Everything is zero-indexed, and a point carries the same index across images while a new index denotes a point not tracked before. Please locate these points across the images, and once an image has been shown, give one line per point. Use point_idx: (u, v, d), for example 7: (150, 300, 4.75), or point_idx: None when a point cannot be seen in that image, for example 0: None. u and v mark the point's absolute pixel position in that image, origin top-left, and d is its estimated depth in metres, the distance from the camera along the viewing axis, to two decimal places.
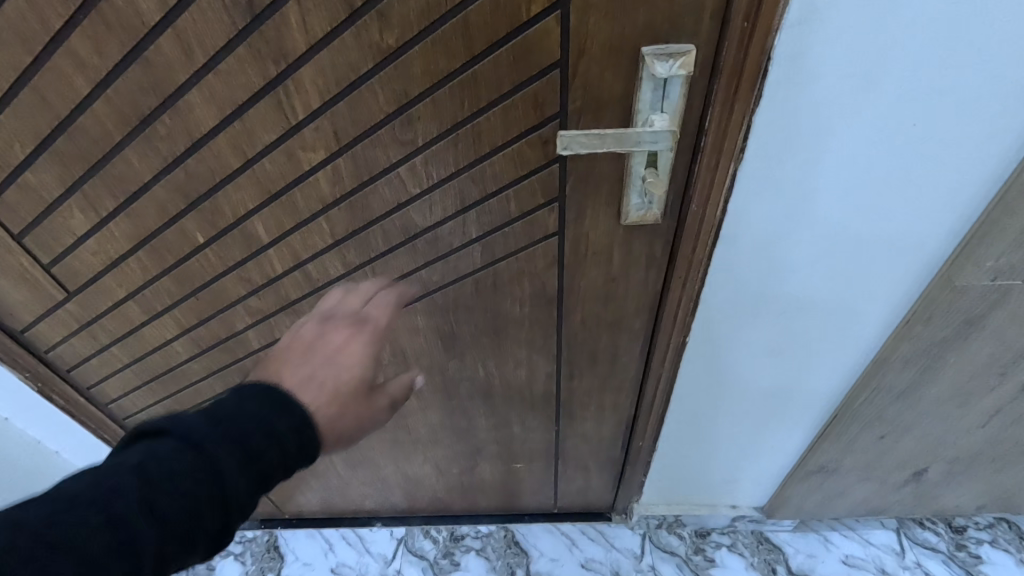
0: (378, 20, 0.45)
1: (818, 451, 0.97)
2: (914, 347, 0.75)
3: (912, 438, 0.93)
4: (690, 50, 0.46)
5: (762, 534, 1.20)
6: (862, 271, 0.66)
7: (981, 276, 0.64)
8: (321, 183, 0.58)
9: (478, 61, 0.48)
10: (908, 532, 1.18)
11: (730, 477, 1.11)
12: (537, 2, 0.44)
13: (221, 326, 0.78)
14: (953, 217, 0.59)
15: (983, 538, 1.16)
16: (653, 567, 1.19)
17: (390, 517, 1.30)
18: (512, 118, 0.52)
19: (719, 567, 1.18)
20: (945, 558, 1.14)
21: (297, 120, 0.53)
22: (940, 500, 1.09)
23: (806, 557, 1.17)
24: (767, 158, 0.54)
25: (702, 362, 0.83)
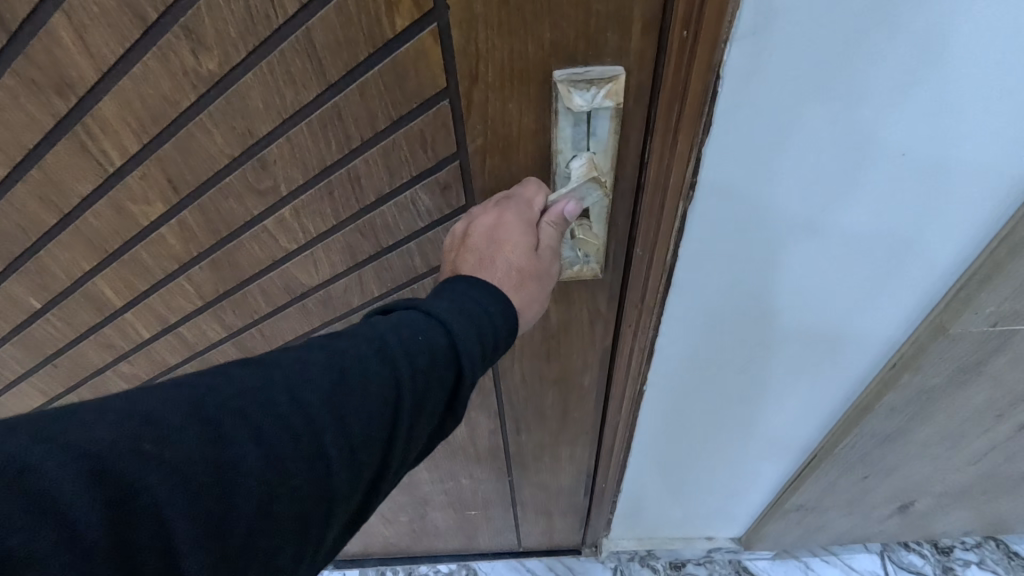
0: (189, 39, 0.35)
1: (798, 492, 0.88)
2: (903, 394, 0.65)
3: (899, 476, 0.84)
4: (620, 76, 0.36)
5: (740, 564, 1.13)
6: (844, 316, 0.56)
7: (980, 323, 0.54)
8: (169, 240, 0.50)
9: (339, 91, 0.37)
10: (892, 555, 1.12)
11: (704, 512, 1.02)
12: (403, 13, 0.33)
13: (94, 393, 0.70)
14: (953, 257, 0.48)
15: (970, 560, 1.11)
16: None
17: (343, 560, 1.20)
18: (396, 159, 0.41)
19: None
20: None
21: (114, 166, 0.44)
22: (927, 528, 1.02)
23: None
24: (724, 198, 0.42)
25: (664, 408, 0.73)
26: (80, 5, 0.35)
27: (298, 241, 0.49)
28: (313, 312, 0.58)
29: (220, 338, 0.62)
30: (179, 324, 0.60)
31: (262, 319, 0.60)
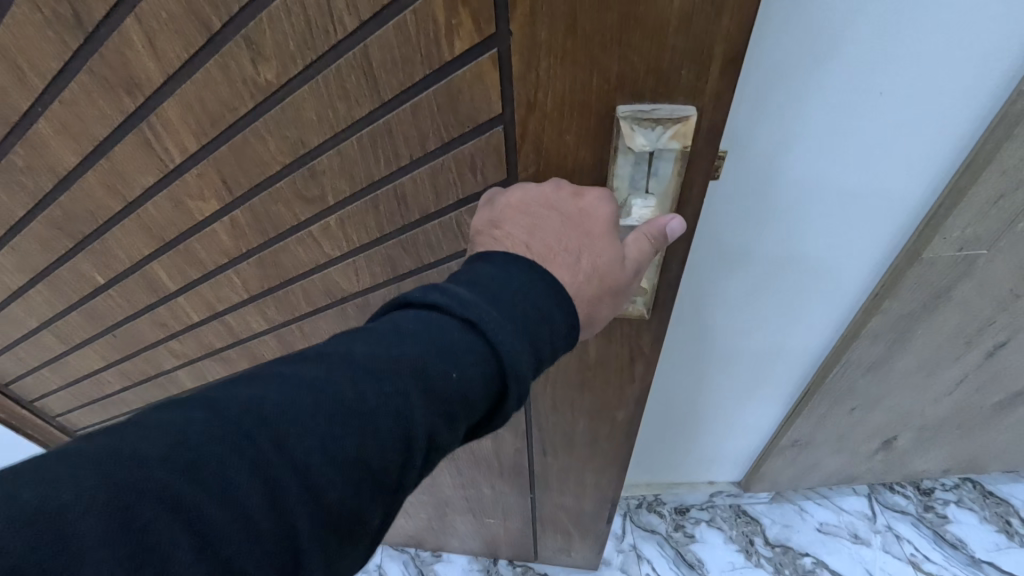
0: (249, 49, 0.39)
1: (792, 427, 0.95)
2: (883, 323, 0.72)
3: (883, 410, 0.92)
4: (690, 117, 0.37)
5: (740, 507, 1.23)
6: (828, 250, 0.63)
7: (948, 248, 0.61)
8: (221, 236, 0.55)
9: (392, 108, 0.40)
10: (878, 496, 1.22)
11: (705, 456, 1.11)
12: (462, 36, 0.35)
13: (148, 364, 0.80)
14: (922, 187, 0.55)
15: (949, 499, 1.20)
16: (634, 546, 1.22)
17: None
18: (443, 179, 0.45)
19: (698, 543, 1.20)
20: (914, 520, 1.19)
21: (175, 163, 0.49)
22: (909, 467, 1.11)
23: (781, 527, 1.20)
24: (733, 132, 0.50)
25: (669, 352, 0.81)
26: (151, 13, 0.38)
27: (348, 247, 0.53)
28: (352, 316, 0.62)
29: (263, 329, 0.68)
30: (230, 311, 0.66)
31: (305, 315, 0.64)
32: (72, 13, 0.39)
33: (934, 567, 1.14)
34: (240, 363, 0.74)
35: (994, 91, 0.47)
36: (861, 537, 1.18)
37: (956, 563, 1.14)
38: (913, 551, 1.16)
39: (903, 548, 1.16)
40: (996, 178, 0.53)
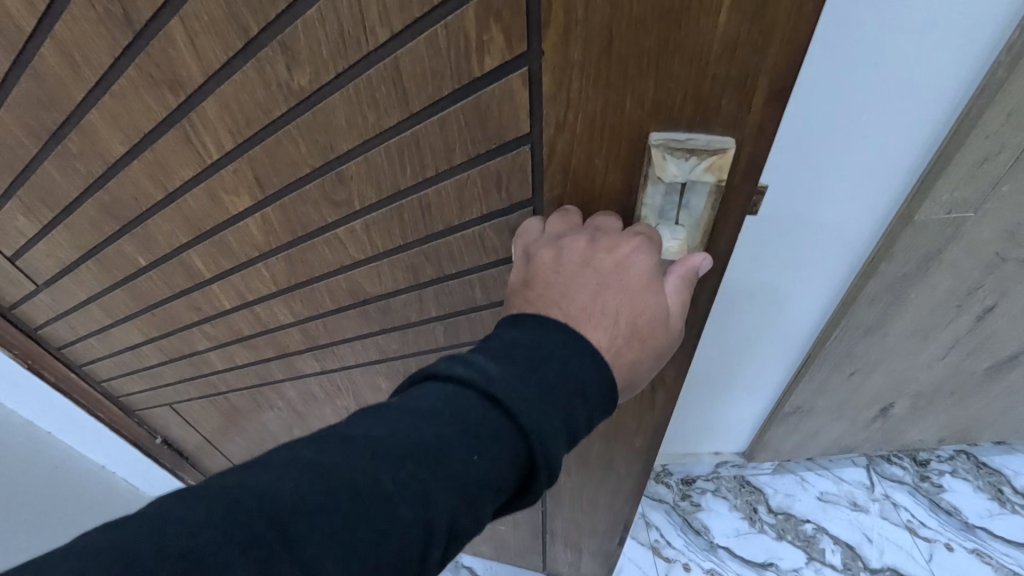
0: (284, 54, 0.40)
1: (794, 393, 0.99)
2: (877, 285, 0.75)
3: (879, 376, 0.96)
4: (728, 149, 0.36)
5: (743, 478, 1.28)
6: (825, 216, 0.66)
7: (938, 210, 0.64)
8: (253, 230, 0.57)
9: (420, 120, 0.40)
10: (876, 468, 1.27)
11: (706, 425, 1.16)
12: (492, 54, 0.35)
13: (183, 344, 0.82)
14: (913, 153, 0.58)
15: (945, 469, 1.26)
16: (643, 514, 1.27)
17: None
18: (468, 194, 0.45)
19: (704, 511, 1.26)
20: (910, 489, 1.24)
21: (213, 159, 0.51)
22: (905, 436, 1.16)
23: (784, 496, 1.26)
24: None
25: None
26: (195, 16, 0.39)
27: (376, 251, 0.54)
28: (372, 317, 0.65)
29: (289, 322, 0.71)
30: (259, 301, 0.68)
31: (331, 312, 0.66)
32: (123, 12, 0.41)
33: (931, 532, 1.20)
34: (268, 348, 0.77)
35: (977, 58, 0.50)
36: (860, 504, 1.23)
37: (950, 528, 1.20)
38: (910, 517, 1.22)
39: (900, 514, 1.22)
40: (981, 139, 0.55)
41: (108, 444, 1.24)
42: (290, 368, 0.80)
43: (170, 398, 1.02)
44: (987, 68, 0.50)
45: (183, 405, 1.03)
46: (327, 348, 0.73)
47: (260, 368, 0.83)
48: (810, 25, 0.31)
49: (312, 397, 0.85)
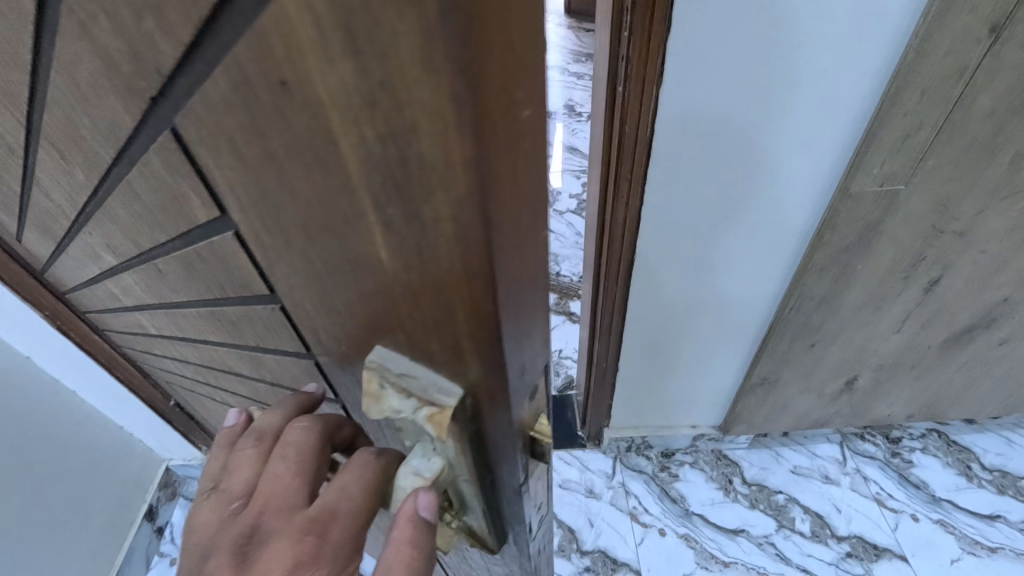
0: (52, 156, 0.34)
1: (760, 363, 1.09)
2: (826, 254, 0.85)
3: (842, 345, 1.04)
4: (448, 405, 0.27)
5: (721, 452, 1.36)
6: (778, 182, 0.79)
7: (870, 182, 0.74)
8: (125, 289, 0.53)
9: (179, 243, 0.34)
10: (850, 444, 1.36)
11: (684, 396, 1.24)
12: (201, 209, 0.27)
13: (144, 348, 0.83)
14: (841, 127, 0.71)
15: (915, 446, 1.35)
16: (623, 483, 1.34)
17: None
18: (257, 323, 0.39)
19: (682, 481, 1.33)
20: (881, 463, 1.32)
21: (61, 225, 0.46)
22: (875, 410, 1.24)
23: (759, 469, 1.33)
24: (708, 83, 0.68)
25: (646, 282, 0.96)
26: None
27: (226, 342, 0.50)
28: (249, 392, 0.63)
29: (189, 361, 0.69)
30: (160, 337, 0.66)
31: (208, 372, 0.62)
32: None
33: (897, 504, 1.26)
34: (198, 377, 0.78)
35: (888, 48, 0.63)
36: (832, 477, 1.31)
37: (917, 500, 1.26)
38: (878, 490, 1.28)
39: (870, 487, 1.29)
40: (900, 117, 0.67)
41: (126, 409, 1.30)
42: (219, 398, 0.81)
43: (162, 378, 1.06)
44: (899, 53, 0.63)
45: (173, 387, 1.07)
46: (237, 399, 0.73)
47: (204, 388, 0.85)
48: (486, 303, 0.22)
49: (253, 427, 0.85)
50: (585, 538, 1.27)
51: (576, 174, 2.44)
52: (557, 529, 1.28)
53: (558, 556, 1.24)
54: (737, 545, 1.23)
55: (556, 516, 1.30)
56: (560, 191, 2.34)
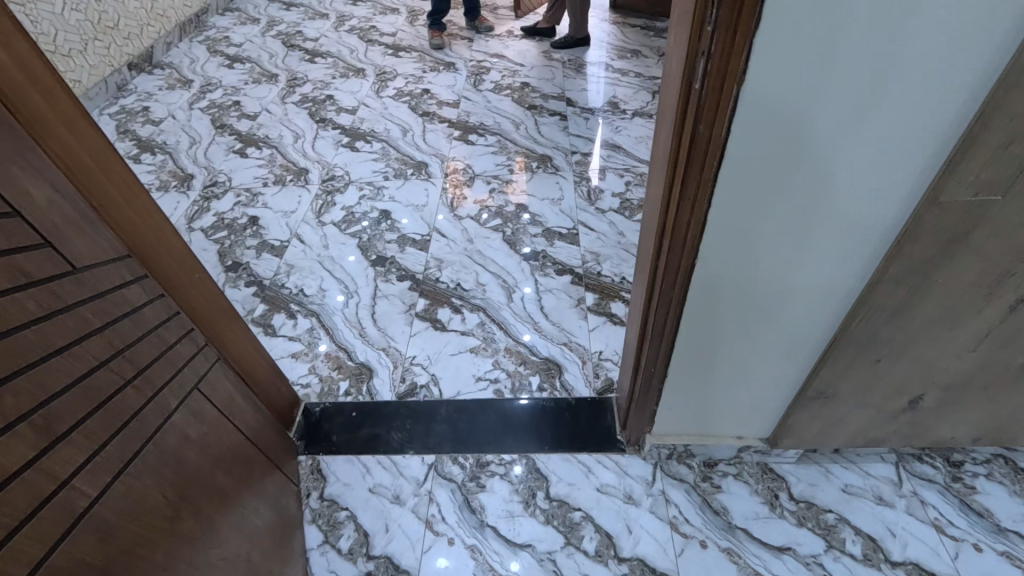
0: None
1: (819, 377, 1.04)
2: (902, 266, 0.81)
3: (908, 362, 0.99)
4: None
5: (767, 465, 1.33)
6: (857, 188, 0.75)
7: (962, 192, 0.70)
8: None
9: None
10: (907, 465, 1.31)
11: (731, 405, 1.21)
12: None
13: (137, 361, 0.83)
14: (936, 131, 0.67)
15: (979, 472, 1.28)
16: (663, 490, 1.32)
17: (408, 445, 1.46)
18: None
19: (725, 493, 1.30)
20: (941, 488, 1.26)
21: None
22: (936, 431, 1.17)
23: (807, 485, 1.29)
24: (792, 81, 0.64)
25: (706, 290, 0.93)
26: None
27: None
28: None
29: None
30: None
31: None
32: None
33: (958, 531, 1.19)
34: (111, 422, 0.74)
35: (998, 48, 0.59)
36: (886, 499, 1.26)
37: (980, 529, 1.20)
38: (937, 515, 1.22)
39: (927, 512, 1.23)
40: (1004, 123, 0.62)
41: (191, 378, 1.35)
42: (134, 442, 0.78)
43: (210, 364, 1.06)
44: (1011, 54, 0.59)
45: (216, 376, 1.07)
46: (85, 476, 0.67)
47: (150, 419, 0.82)
48: None
49: (149, 506, 0.78)
50: (623, 545, 1.24)
51: (619, 172, 2.40)
52: (595, 533, 1.26)
53: (595, 561, 1.22)
54: (783, 563, 1.19)
55: (594, 519, 1.29)
56: (602, 189, 2.31)
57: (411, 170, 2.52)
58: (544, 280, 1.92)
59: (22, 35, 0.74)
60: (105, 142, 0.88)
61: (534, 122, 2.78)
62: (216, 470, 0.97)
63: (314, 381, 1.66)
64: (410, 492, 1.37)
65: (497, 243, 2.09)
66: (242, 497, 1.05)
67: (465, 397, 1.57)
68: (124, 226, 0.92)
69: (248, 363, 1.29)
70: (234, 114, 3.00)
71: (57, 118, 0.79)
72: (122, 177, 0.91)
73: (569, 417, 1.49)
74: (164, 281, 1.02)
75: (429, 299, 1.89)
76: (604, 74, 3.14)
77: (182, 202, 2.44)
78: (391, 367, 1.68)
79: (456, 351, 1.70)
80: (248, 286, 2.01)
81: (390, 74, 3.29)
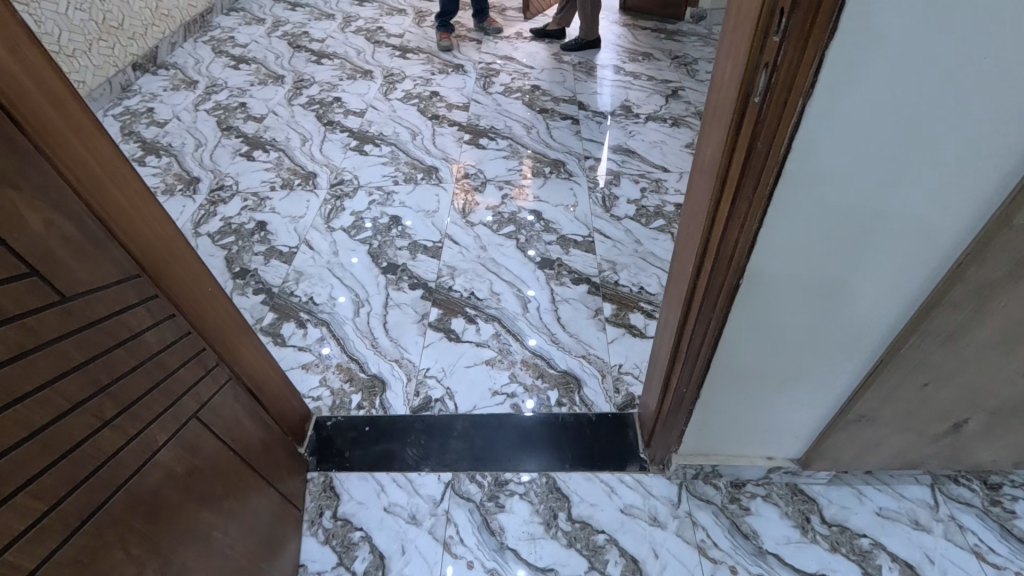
0: None
1: (861, 400, 1.00)
2: (962, 291, 0.76)
3: (957, 387, 0.94)
4: None
5: (797, 486, 1.29)
6: (920, 209, 0.70)
7: None
8: None
9: None
10: (942, 488, 1.26)
11: (763, 426, 1.16)
12: None
13: (126, 395, 0.79)
14: (1014, 151, 0.62)
15: (1019, 495, 1.24)
16: (689, 512, 1.27)
17: (424, 462, 1.42)
18: None
19: (754, 515, 1.26)
20: (979, 512, 1.22)
21: None
22: (977, 455, 1.13)
23: (839, 508, 1.25)
24: (862, 97, 0.60)
25: (748, 311, 0.88)
26: None
27: None
28: None
29: None
30: None
31: None
32: None
33: (999, 559, 1.15)
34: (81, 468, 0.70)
35: None
36: (922, 524, 1.21)
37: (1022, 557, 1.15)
38: (977, 542, 1.18)
39: (966, 538, 1.18)
40: None
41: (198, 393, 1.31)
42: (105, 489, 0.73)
43: (212, 391, 1.01)
44: None
45: (219, 401, 1.03)
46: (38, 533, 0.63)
47: (131, 459, 0.78)
48: None
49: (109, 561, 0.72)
50: (650, 570, 1.20)
51: (634, 178, 2.35)
52: (619, 557, 1.22)
53: None
54: None
55: (618, 542, 1.24)
56: (617, 195, 2.27)
57: (421, 174, 2.47)
58: (560, 289, 1.87)
59: (31, 37, 0.69)
60: (118, 151, 0.83)
61: (546, 125, 2.74)
62: (200, 508, 0.92)
63: (325, 393, 1.62)
64: (426, 511, 1.33)
65: (511, 251, 2.04)
66: (227, 535, 0.99)
67: (482, 411, 1.53)
68: (137, 241, 0.87)
69: (261, 379, 1.24)
70: (241, 116, 2.96)
71: (66, 126, 0.74)
72: (135, 189, 0.87)
73: (589, 433, 1.45)
74: (179, 297, 0.97)
75: (442, 309, 1.84)
76: (616, 77, 3.10)
77: (188, 206, 2.40)
78: (405, 380, 1.63)
79: (471, 364, 1.65)
80: (256, 294, 1.96)
81: (398, 76, 3.24)
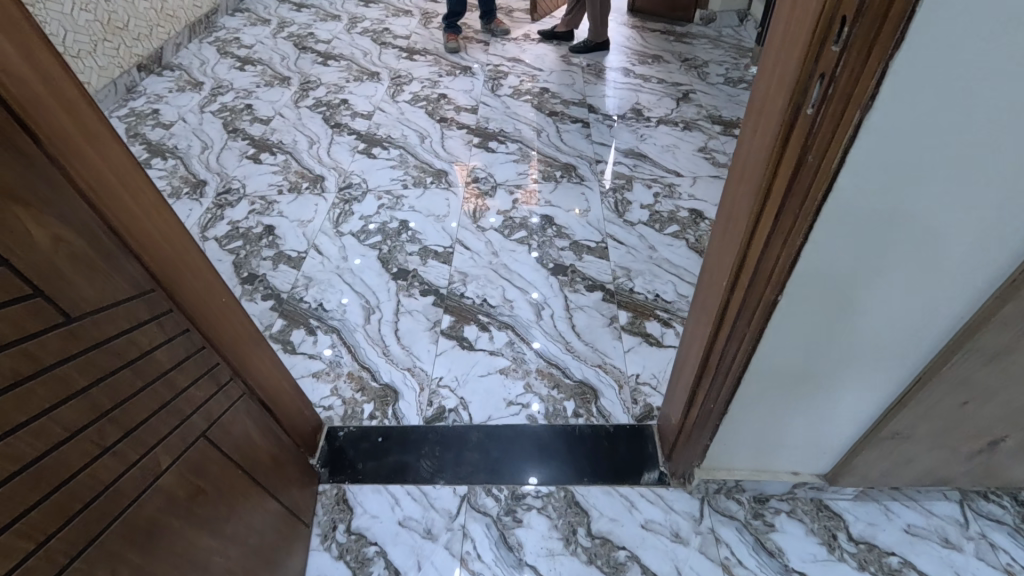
0: None
1: (897, 417, 0.97)
2: (1014, 309, 0.73)
3: (998, 404, 0.91)
4: None
5: (822, 501, 1.26)
6: (975, 225, 0.67)
7: None
8: None
9: None
10: (972, 504, 1.23)
11: (791, 442, 1.13)
12: None
13: (131, 417, 0.76)
14: None
15: None
16: (712, 528, 1.24)
17: (438, 475, 1.39)
18: None
19: (779, 532, 1.22)
20: (1011, 530, 1.19)
21: None
22: (1011, 472, 1.09)
23: (866, 525, 1.21)
24: (924, 109, 0.57)
25: (785, 328, 0.85)
26: None
27: None
28: None
29: None
30: None
31: None
32: None
33: None
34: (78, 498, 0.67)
35: None
36: (953, 542, 1.18)
37: None
38: (1010, 561, 1.15)
39: (999, 556, 1.15)
40: None
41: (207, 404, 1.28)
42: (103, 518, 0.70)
43: (221, 409, 0.99)
44: None
45: (228, 418, 1.00)
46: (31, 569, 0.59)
47: (132, 485, 0.75)
48: None
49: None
50: None
51: (647, 183, 2.33)
52: None
53: None
54: None
55: (640, 559, 1.21)
56: (630, 200, 2.24)
57: (431, 178, 2.44)
58: (574, 297, 1.84)
59: (45, 42, 0.66)
60: (133, 159, 0.80)
61: (556, 129, 2.71)
62: (201, 533, 0.89)
63: (337, 403, 1.59)
64: (442, 526, 1.30)
65: (523, 256, 2.01)
66: (229, 559, 0.96)
67: (497, 422, 1.50)
68: (153, 254, 0.84)
69: (274, 392, 1.21)
70: (247, 118, 2.93)
71: (81, 134, 0.71)
72: (152, 200, 0.84)
73: (607, 445, 1.42)
74: (194, 310, 0.94)
75: (454, 316, 1.81)
76: (626, 80, 3.07)
77: (195, 209, 2.37)
78: (418, 389, 1.60)
79: (485, 373, 1.62)
80: (265, 300, 1.93)
81: (406, 78, 3.21)
